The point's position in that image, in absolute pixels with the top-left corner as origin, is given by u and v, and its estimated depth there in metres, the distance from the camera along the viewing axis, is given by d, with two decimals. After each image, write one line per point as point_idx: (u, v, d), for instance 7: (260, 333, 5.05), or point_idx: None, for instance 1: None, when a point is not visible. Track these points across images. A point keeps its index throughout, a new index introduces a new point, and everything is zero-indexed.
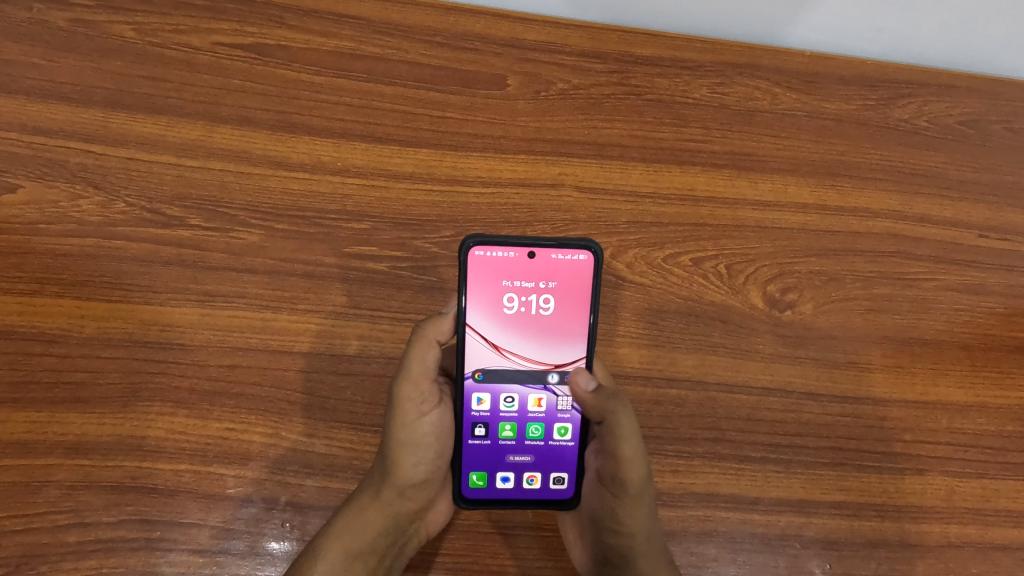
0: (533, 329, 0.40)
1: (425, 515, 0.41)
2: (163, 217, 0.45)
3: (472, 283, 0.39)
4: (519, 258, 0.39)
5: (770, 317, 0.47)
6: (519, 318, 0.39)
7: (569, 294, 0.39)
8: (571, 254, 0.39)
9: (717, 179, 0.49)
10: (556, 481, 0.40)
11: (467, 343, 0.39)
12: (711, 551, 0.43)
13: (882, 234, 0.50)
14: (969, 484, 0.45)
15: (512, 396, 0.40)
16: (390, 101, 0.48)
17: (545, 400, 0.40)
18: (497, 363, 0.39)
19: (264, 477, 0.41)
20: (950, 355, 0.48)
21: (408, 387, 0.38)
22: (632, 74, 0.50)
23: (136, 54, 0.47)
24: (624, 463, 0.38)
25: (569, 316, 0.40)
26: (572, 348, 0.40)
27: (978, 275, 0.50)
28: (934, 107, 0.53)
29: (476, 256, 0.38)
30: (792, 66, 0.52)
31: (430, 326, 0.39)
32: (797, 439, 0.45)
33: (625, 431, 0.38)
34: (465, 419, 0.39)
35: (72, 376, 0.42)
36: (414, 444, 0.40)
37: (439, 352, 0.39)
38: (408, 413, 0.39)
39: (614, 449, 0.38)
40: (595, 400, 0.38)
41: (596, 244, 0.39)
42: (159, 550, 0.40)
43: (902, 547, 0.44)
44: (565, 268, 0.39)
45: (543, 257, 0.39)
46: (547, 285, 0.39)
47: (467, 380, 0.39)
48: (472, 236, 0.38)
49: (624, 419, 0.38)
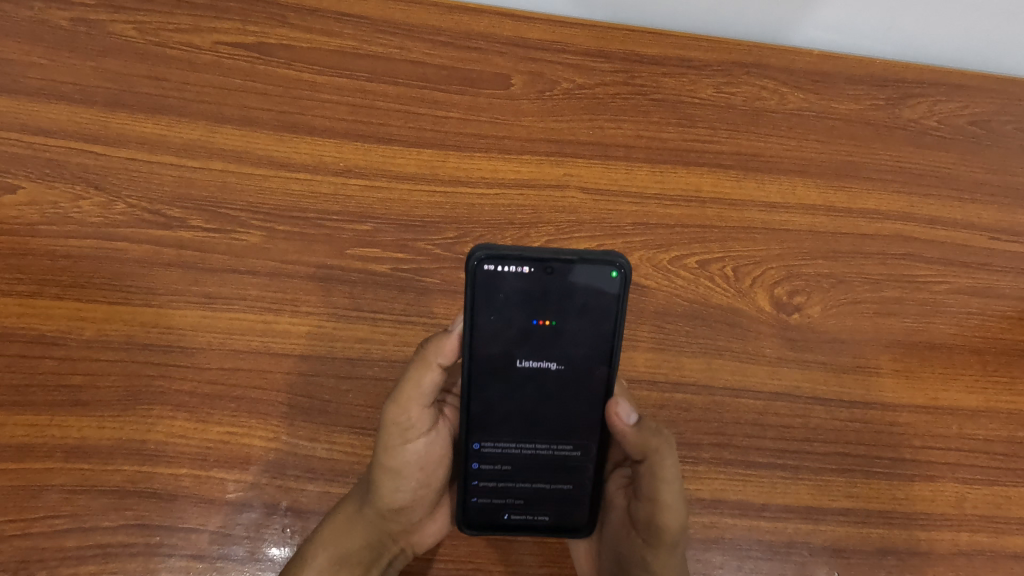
0: (549, 352, 0.37)
1: (411, 535, 0.41)
2: (163, 218, 0.44)
3: (481, 303, 0.36)
4: (535, 275, 0.35)
5: (777, 321, 0.46)
6: (534, 339, 0.37)
7: (590, 315, 0.36)
8: (594, 271, 0.35)
9: (724, 180, 0.49)
10: (565, 513, 0.40)
11: (472, 367, 0.37)
12: (717, 559, 0.41)
13: (891, 236, 0.49)
14: (980, 492, 0.44)
15: (521, 426, 0.38)
16: (393, 101, 0.48)
17: (558, 428, 0.38)
18: (507, 387, 0.37)
19: (264, 482, 0.40)
20: (960, 360, 0.46)
21: (395, 412, 0.38)
22: (637, 73, 0.51)
23: (140, 54, 0.48)
24: (663, 509, 0.37)
25: (590, 339, 0.37)
26: (591, 371, 0.37)
27: (987, 278, 0.49)
28: (943, 107, 0.53)
29: (486, 272, 0.35)
30: (800, 65, 0.53)
31: (431, 346, 0.37)
32: (806, 444, 0.43)
33: (667, 473, 0.37)
34: (469, 453, 0.38)
35: (71, 379, 0.41)
36: (396, 471, 0.39)
37: (440, 374, 0.38)
38: (392, 439, 0.38)
39: (655, 491, 0.38)
40: (637, 435, 0.37)
41: (623, 259, 0.35)
42: (159, 555, 0.38)
43: (912, 555, 0.42)
44: (586, 286, 0.36)
45: (563, 273, 0.36)
46: (565, 305, 0.36)
47: (472, 409, 0.38)
48: (481, 249, 0.35)
49: (668, 460, 0.37)
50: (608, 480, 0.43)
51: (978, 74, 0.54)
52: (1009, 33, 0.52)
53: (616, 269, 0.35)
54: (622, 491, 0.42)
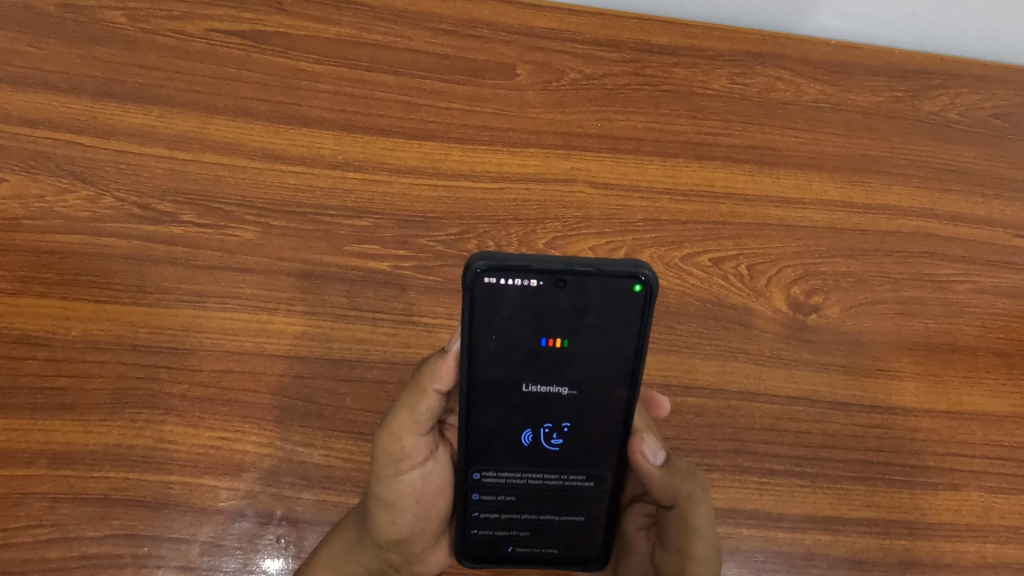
0: (560, 369, 0.34)
1: (414, 564, 0.40)
2: (153, 213, 0.42)
3: (483, 317, 0.33)
4: (543, 288, 0.33)
5: (794, 321, 0.44)
6: (541, 357, 0.34)
7: (605, 330, 0.33)
8: (611, 282, 0.33)
9: (738, 174, 0.47)
10: (575, 546, 0.38)
11: (475, 388, 0.35)
12: (732, 571, 0.39)
13: (912, 233, 0.47)
14: (1007, 501, 0.42)
15: (527, 453, 0.36)
16: (393, 91, 0.46)
17: (568, 451, 0.36)
18: (512, 410, 0.35)
19: (258, 490, 0.38)
20: (985, 362, 0.44)
21: (386, 442, 0.36)
22: (647, 63, 0.49)
23: (130, 42, 0.46)
24: (693, 563, 0.35)
25: (604, 356, 0.34)
26: (606, 391, 0.35)
27: (1013, 277, 0.47)
28: (966, 99, 0.51)
29: (488, 284, 0.32)
30: (817, 56, 0.51)
31: (426, 371, 0.35)
32: (824, 451, 0.41)
33: (699, 523, 0.35)
34: (469, 486, 0.37)
35: (56, 382, 0.39)
36: (389, 504, 0.37)
37: (437, 399, 0.36)
38: (385, 470, 0.36)
39: (685, 542, 0.35)
40: (666, 477, 0.35)
41: (648, 271, 0.32)
42: (146, 567, 0.36)
43: (936, 568, 0.40)
44: (601, 298, 0.33)
45: (576, 285, 0.33)
46: (577, 319, 0.33)
47: (472, 436, 0.36)
48: (481, 258, 0.32)
49: (700, 508, 0.35)
50: (625, 517, 0.41)
51: (998, 66, 0.52)
52: None
53: (638, 282, 0.32)
54: (643, 533, 0.40)
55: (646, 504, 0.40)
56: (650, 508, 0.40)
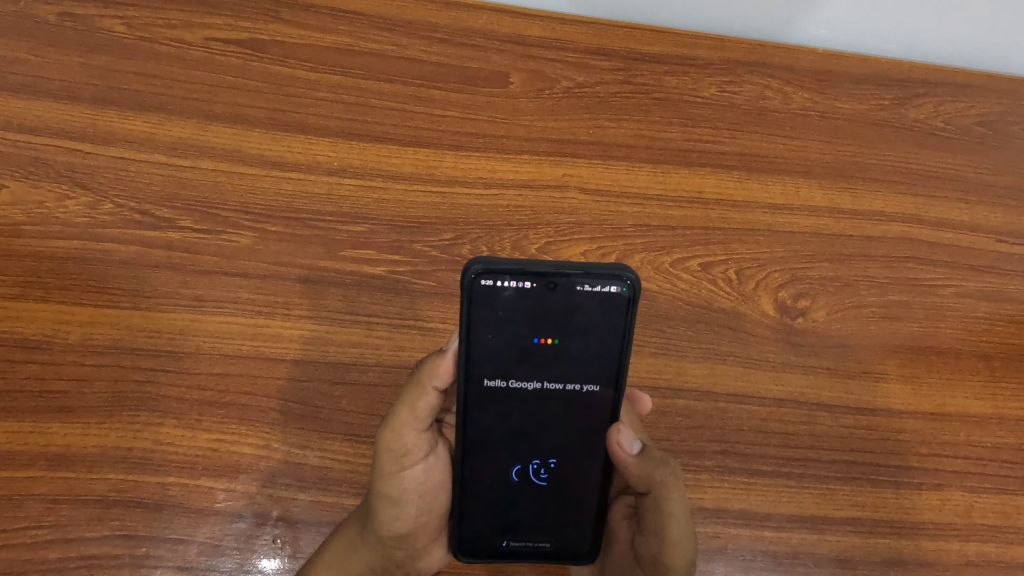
0: (552, 369, 0.35)
1: (416, 561, 0.40)
2: (152, 218, 0.43)
3: (480, 320, 0.34)
4: (536, 290, 0.34)
5: (781, 325, 0.45)
6: (533, 356, 0.35)
7: (594, 331, 0.34)
8: (600, 285, 0.34)
9: (726, 181, 0.48)
10: (571, 539, 0.38)
11: (471, 388, 0.35)
12: (720, 570, 0.40)
13: (897, 238, 0.48)
14: (988, 500, 0.43)
15: (520, 448, 0.37)
16: (389, 99, 0.47)
17: (560, 446, 0.37)
18: (506, 407, 0.36)
19: (254, 492, 0.39)
20: (968, 365, 0.45)
21: (389, 440, 0.36)
22: (638, 72, 0.50)
23: (129, 51, 0.47)
24: (669, 546, 0.35)
25: (593, 355, 0.35)
26: (598, 388, 0.36)
27: (995, 281, 0.48)
28: (949, 108, 0.53)
29: (484, 287, 0.33)
30: (805, 64, 0.52)
31: (425, 370, 0.36)
32: (811, 452, 0.42)
33: (673, 508, 0.35)
34: (464, 479, 0.37)
35: (57, 386, 0.40)
36: (393, 500, 0.38)
37: (435, 397, 0.36)
38: (387, 467, 0.37)
39: (661, 527, 0.35)
40: (642, 466, 0.35)
41: (633, 274, 0.33)
42: (144, 568, 0.37)
43: (917, 565, 0.41)
44: (591, 299, 0.34)
45: (566, 289, 0.34)
46: (568, 320, 0.34)
47: (468, 431, 0.36)
48: (478, 261, 0.33)
49: (674, 494, 0.35)
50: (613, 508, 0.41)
51: (980, 74, 0.53)
52: (1014, 32, 0.52)
53: (624, 285, 0.34)
54: (626, 522, 0.40)
55: (631, 495, 0.41)
56: (632, 499, 0.41)
